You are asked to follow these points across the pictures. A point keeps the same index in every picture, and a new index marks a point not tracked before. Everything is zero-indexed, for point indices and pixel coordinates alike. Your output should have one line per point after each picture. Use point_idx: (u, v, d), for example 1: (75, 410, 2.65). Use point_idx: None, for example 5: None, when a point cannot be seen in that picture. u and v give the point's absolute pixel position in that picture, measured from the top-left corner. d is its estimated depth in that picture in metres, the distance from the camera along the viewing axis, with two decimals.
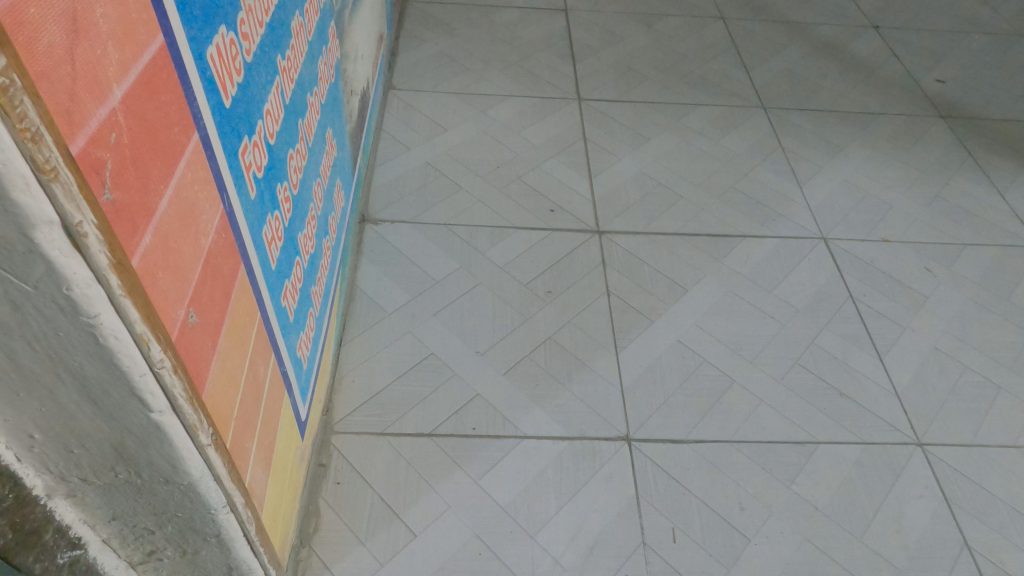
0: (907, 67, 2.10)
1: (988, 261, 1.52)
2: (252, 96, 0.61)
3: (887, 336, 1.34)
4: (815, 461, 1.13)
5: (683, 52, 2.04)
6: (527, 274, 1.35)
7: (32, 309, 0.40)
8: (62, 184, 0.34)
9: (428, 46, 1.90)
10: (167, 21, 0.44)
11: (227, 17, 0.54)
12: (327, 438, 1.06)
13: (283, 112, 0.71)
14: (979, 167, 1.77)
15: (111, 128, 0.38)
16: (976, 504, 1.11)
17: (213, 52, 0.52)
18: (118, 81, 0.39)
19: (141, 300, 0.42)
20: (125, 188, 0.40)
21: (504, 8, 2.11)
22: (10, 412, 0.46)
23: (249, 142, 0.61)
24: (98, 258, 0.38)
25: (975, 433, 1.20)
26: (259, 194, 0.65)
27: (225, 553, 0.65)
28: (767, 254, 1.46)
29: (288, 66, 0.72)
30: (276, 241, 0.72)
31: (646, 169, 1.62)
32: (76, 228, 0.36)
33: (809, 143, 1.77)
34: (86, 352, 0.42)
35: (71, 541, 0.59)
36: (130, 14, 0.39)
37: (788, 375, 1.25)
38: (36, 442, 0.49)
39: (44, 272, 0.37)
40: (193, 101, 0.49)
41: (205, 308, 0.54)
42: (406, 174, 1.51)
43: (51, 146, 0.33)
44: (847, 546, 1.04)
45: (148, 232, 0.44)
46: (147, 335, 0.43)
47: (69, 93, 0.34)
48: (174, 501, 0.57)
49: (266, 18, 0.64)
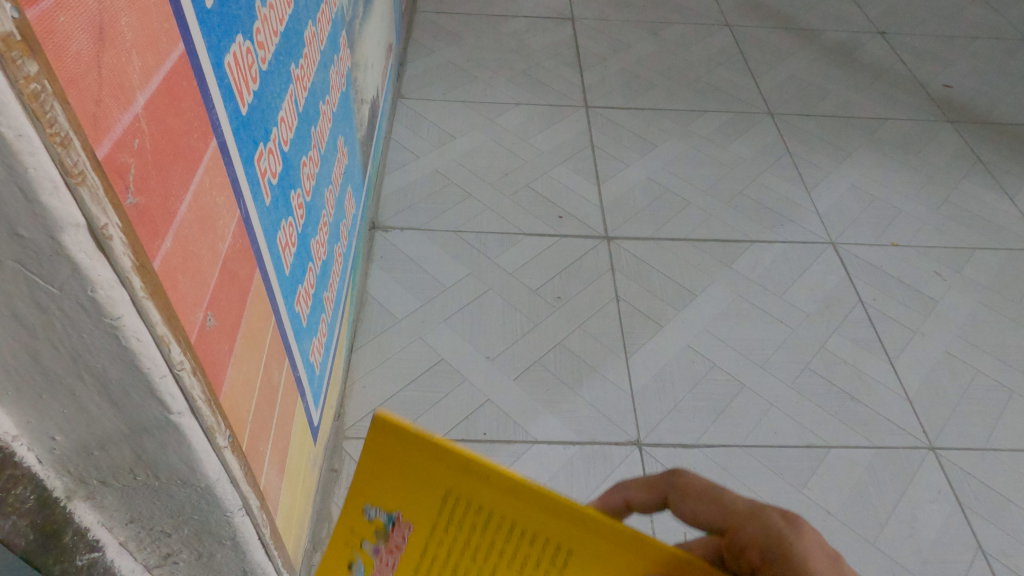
0: (915, 72, 2.10)
1: (1000, 265, 1.52)
2: (267, 103, 0.62)
3: (897, 341, 1.34)
4: (827, 465, 1.13)
5: (690, 59, 2.05)
6: (536, 280, 1.36)
7: (57, 310, 0.40)
8: (89, 187, 0.35)
9: (436, 56, 1.91)
10: (188, 31, 0.45)
11: (244, 26, 0.55)
12: (339, 443, 1.07)
13: (296, 119, 0.72)
14: (989, 172, 1.76)
15: (133, 133, 0.39)
16: (990, 509, 1.10)
17: (230, 60, 0.53)
18: (142, 88, 0.40)
19: (161, 302, 0.43)
20: (146, 193, 0.41)
21: (511, 17, 2.13)
22: (34, 414, 0.47)
23: (264, 148, 0.62)
24: (121, 260, 0.38)
25: (989, 436, 1.20)
26: (273, 200, 0.66)
27: (240, 557, 0.66)
28: (776, 259, 1.46)
29: (302, 75, 0.73)
30: (290, 247, 0.72)
31: (654, 176, 1.63)
32: (102, 231, 0.36)
33: (818, 148, 1.77)
34: (109, 355, 0.43)
35: (90, 544, 0.59)
36: (153, 23, 0.41)
37: (799, 380, 1.25)
38: (58, 444, 0.49)
39: (69, 275, 0.37)
40: (211, 108, 0.50)
41: (223, 312, 0.55)
42: (416, 181, 1.52)
43: (78, 151, 0.34)
44: (861, 549, 1.04)
45: (168, 236, 0.45)
46: (167, 336, 0.44)
47: (95, 99, 0.35)
48: (191, 504, 0.57)
49: (281, 27, 0.65)
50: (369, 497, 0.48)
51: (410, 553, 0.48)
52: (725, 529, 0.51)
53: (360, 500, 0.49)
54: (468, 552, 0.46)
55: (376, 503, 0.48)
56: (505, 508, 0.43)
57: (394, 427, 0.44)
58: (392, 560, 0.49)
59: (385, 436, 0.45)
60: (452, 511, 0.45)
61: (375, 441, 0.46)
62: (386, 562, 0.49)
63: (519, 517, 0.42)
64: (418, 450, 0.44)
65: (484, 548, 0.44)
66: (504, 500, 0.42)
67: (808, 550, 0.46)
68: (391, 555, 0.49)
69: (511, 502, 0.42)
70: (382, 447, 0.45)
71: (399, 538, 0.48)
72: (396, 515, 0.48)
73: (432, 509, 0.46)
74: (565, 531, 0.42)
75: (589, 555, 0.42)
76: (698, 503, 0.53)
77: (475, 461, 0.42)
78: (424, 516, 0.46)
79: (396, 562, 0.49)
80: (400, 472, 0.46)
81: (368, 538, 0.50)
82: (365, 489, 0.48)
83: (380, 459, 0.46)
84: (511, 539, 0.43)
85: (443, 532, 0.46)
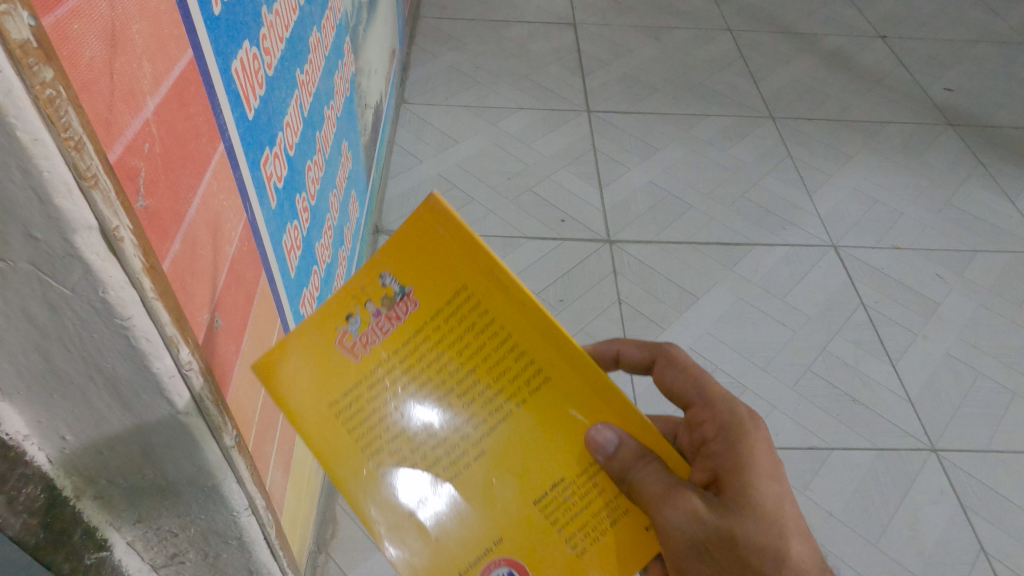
0: (916, 76, 2.11)
1: (1000, 268, 1.52)
2: (273, 108, 0.63)
3: (899, 343, 1.34)
4: (830, 466, 1.13)
5: (691, 64, 2.06)
6: (538, 283, 1.36)
7: (69, 311, 0.40)
8: (101, 190, 0.36)
9: (438, 61, 1.93)
10: (196, 37, 0.46)
11: (250, 33, 0.56)
12: None
13: (301, 124, 0.73)
14: (990, 175, 1.77)
15: (144, 138, 0.40)
16: (993, 510, 1.10)
17: (237, 66, 0.54)
18: (152, 94, 0.41)
19: (171, 302, 0.43)
20: (156, 196, 0.42)
21: (513, 23, 2.14)
22: (45, 414, 0.47)
23: (270, 153, 0.63)
24: (133, 262, 0.39)
25: (991, 438, 1.20)
26: (279, 204, 0.67)
27: (245, 556, 0.67)
28: (778, 262, 1.47)
29: (306, 81, 0.74)
30: (295, 250, 0.73)
31: (656, 179, 1.64)
32: (113, 233, 0.37)
33: (819, 152, 1.78)
34: (118, 355, 0.43)
35: (98, 543, 0.59)
36: (163, 30, 0.42)
37: (800, 382, 1.25)
38: (68, 444, 0.50)
39: (81, 277, 0.38)
40: (218, 113, 0.51)
41: (229, 314, 0.55)
42: (418, 185, 1.53)
43: (92, 155, 0.35)
44: (864, 550, 1.04)
45: (177, 239, 0.46)
46: (176, 336, 0.44)
47: (107, 105, 0.36)
48: (198, 504, 0.58)
49: (286, 34, 0.66)
50: (392, 257, 0.46)
51: (403, 329, 0.47)
52: (693, 402, 0.64)
53: (381, 260, 0.46)
54: (459, 347, 0.47)
55: (398, 268, 0.46)
56: (517, 329, 0.47)
57: (442, 214, 0.45)
58: (387, 327, 0.47)
59: (439, 220, 0.45)
60: (461, 309, 0.47)
61: (426, 221, 0.45)
62: (379, 329, 0.47)
63: (525, 342, 0.47)
64: (465, 252, 0.45)
65: (480, 349, 0.47)
66: (518, 317, 0.46)
67: (757, 437, 0.58)
68: (389, 322, 0.47)
69: (528, 328, 0.47)
70: (428, 229, 0.45)
71: (404, 311, 0.47)
72: (411, 290, 0.46)
73: (444, 296, 0.46)
74: (561, 366, 0.48)
75: (563, 388, 0.49)
76: (677, 379, 0.65)
77: (521, 285, 0.45)
78: (437, 301, 0.46)
79: (391, 331, 0.47)
80: (424, 256, 0.46)
81: (370, 301, 0.46)
82: (394, 252, 0.46)
83: (422, 245, 0.46)
84: (502, 348, 0.47)
85: (445, 322, 0.47)
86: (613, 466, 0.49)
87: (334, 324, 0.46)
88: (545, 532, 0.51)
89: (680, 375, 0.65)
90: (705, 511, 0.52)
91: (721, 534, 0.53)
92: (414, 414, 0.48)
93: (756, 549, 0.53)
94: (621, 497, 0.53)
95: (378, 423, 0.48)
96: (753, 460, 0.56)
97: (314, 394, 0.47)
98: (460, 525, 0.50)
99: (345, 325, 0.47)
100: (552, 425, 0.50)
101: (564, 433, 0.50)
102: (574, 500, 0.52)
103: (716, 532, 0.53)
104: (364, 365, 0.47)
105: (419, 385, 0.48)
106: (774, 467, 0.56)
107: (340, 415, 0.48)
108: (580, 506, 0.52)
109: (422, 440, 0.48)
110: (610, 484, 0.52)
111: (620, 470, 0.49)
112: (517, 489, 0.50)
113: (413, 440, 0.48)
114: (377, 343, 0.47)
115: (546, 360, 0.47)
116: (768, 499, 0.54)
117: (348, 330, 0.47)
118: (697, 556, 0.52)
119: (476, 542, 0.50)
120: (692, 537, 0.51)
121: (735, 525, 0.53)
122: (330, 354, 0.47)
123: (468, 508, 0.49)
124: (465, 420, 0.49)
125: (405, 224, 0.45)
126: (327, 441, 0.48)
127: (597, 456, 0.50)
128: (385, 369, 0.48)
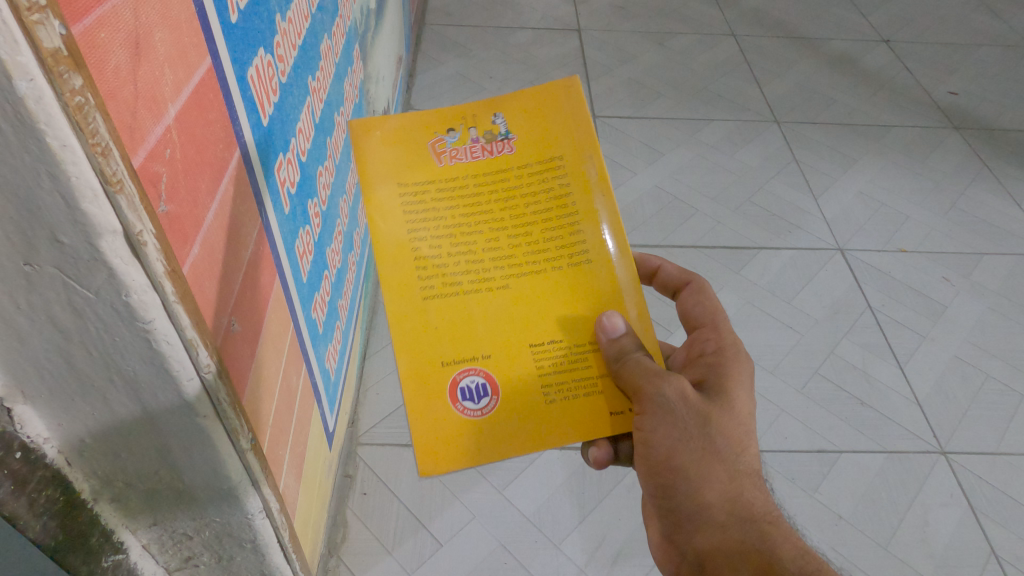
0: (920, 79, 2.11)
1: (1007, 270, 1.52)
2: (286, 115, 0.64)
3: (907, 346, 1.34)
4: (838, 470, 1.13)
5: (695, 69, 2.06)
6: None
7: (92, 315, 0.41)
8: (126, 195, 0.36)
9: (444, 68, 1.94)
10: (214, 45, 0.47)
11: (265, 40, 0.57)
12: (353, 448, 1.10)
13: (313, 130, 0.74)
14: (995, 178, 1.77)
15: (165, 144, 0.41)
16: (1002, 512, 1.10)
17: (253, 73, 0.55)
18: (173, 100, 0.42)
19: (191, 306, 0.44)
20: (177, 202, 0.43)
21: (518, 29, 2.15)
22: (66, 417, 0.48)
23: (283, 159, 0.64)
24: (155, 266, 0.40)
25: (999, 441, 1.20)
26: (292, 210, 0.67)
27: (259, 559, 0.67)
28: (784, 265, 1.47)
29: (317, 87, 0.75)
30: (307, 255, 0.74)
31: (661, 184, 1.64)
32: (137, 236, 0.37)
33: (824, 155, 1.78)
34: (139, 357, 0.43)
35: (115, 545, 0.60)
36: (183, 38, 0.42)
37: (809, 385, 1.25)
38: (86, 447, 0.51)
39: (105, 280, 0.38)
40: (234, 119, 0.51)
41: (246, 317, 0.56)
42: None
43: (118, 160, 0.35)
44: (873, 554, 1.03)
45: (196, 245, 0.46)
46: (196, 340, 0.45)
47: (131, 111, 0.37)
48: (213, 507, 0.58)
49: (298, 41, 0.66)
50: (517, 107, 0.59)
51: (487, 161, 0.58)
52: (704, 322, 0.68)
53: (507, 106, 0.59)
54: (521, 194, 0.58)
55: (516, 116, 0.59)
56: (580, 201, 0.59)
57: (571, 94, 0.60)
58: (476, 151, 0.58)
59: (565, 104, 0.60)
60: (536, 171, 0.59)
61: (553, 101, 0.60)
62: (470, 152, 0.58)
63: (582, 211, 0.59)
64: (572, 132, 0.60)
65: (535, 200, 0.58)
66: (582, 192, 0.59)
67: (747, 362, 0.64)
68: (479, 151, 0.58)
69: (588, 206, 0.59)
70: (550, 105, 0.60)
71: (498, 149, 0.58)
72: (512, 139, 0.59)
73: (532, 152, 0.59)
74: (602, 246, 0.60)
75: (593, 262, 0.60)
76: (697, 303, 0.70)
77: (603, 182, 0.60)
78: (523, 156, 0.59)
79: (477, 158, 0.58)
80: (540, 116, 0.60)
81: (477, 127, 0.58)
82: (520, 108, 0.59)
83: (541, 117, 0.60)
84: (558, 202, 0.59)
85: (517, 174, 0.59)
86: (613, 348, 0.59)
87: (438, 130, 0.58)
88: (522, 368, 0.59)
89: (698, 300, 0.69)
90: (691, 394, 0.59)
91: (699, 417, 0.59)
92: (461, 224, 0.57)
93: (724, 440, 0.59)
94: (604, 378, 0.61)
95: (429, 217, 0.58)
96: (740, 378, 0.62)
97: (392, 175, 0.58)
98: (456, 323, 0.58)
99: (445, 134, 0.58)
100: (572, 280, 0.60)
101: (575, 302, 0.60)
102: (558, 363, 0.60)
103: (695, 413, 0.58)
104: (443, 170, 0.58)
105: (476, 210, 0.58)
106: (750, 392, 0.62)
107: (402, 201, 0.57)
108: (568, 372, 0.61)
109: (458, 247, 0.58)
110: (602, 366, 0.61)
111: (617, 352, 0.59)
112: (520, 321, 0.59)
113: (450, 241, 0.57)
114: (462, 160, 0.58)
115: (593, 235, 0.59)
116: (742, 412, 0.60)
117: (445, 139, 0.58)
118: (673, 426, 0.58)
119: (462, 342, 0.58)
120: (674, 405, 0.58)
121: (712, 414, 0.59)
122: (424, 152, 0.58)
123: (472, 318, 0.58)
124: (497, 248, 0.58)
125: (539, 93, 0.60)
126: (381, 211, 0.57)
127: (598, 332, 0.60)
128: (457, 180, 0.58)
